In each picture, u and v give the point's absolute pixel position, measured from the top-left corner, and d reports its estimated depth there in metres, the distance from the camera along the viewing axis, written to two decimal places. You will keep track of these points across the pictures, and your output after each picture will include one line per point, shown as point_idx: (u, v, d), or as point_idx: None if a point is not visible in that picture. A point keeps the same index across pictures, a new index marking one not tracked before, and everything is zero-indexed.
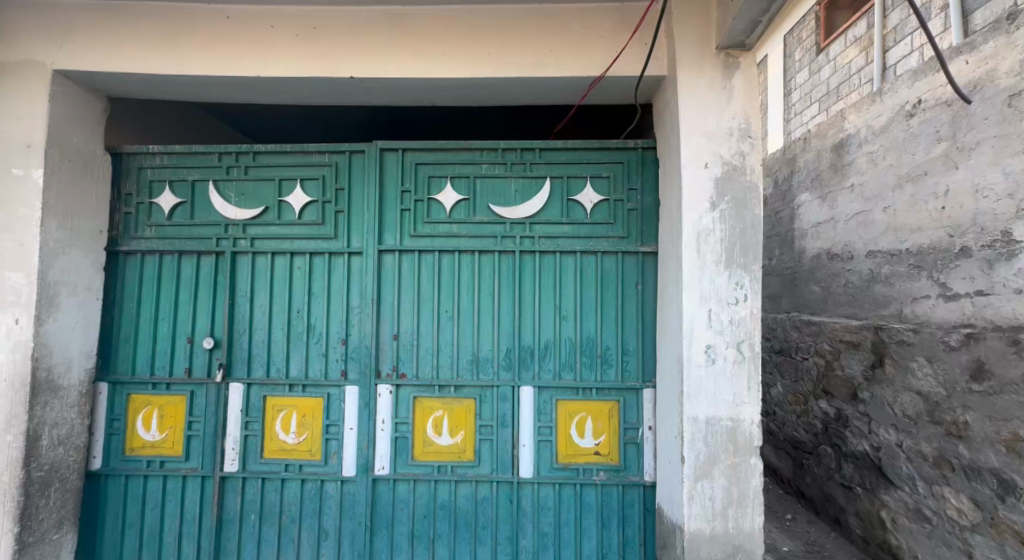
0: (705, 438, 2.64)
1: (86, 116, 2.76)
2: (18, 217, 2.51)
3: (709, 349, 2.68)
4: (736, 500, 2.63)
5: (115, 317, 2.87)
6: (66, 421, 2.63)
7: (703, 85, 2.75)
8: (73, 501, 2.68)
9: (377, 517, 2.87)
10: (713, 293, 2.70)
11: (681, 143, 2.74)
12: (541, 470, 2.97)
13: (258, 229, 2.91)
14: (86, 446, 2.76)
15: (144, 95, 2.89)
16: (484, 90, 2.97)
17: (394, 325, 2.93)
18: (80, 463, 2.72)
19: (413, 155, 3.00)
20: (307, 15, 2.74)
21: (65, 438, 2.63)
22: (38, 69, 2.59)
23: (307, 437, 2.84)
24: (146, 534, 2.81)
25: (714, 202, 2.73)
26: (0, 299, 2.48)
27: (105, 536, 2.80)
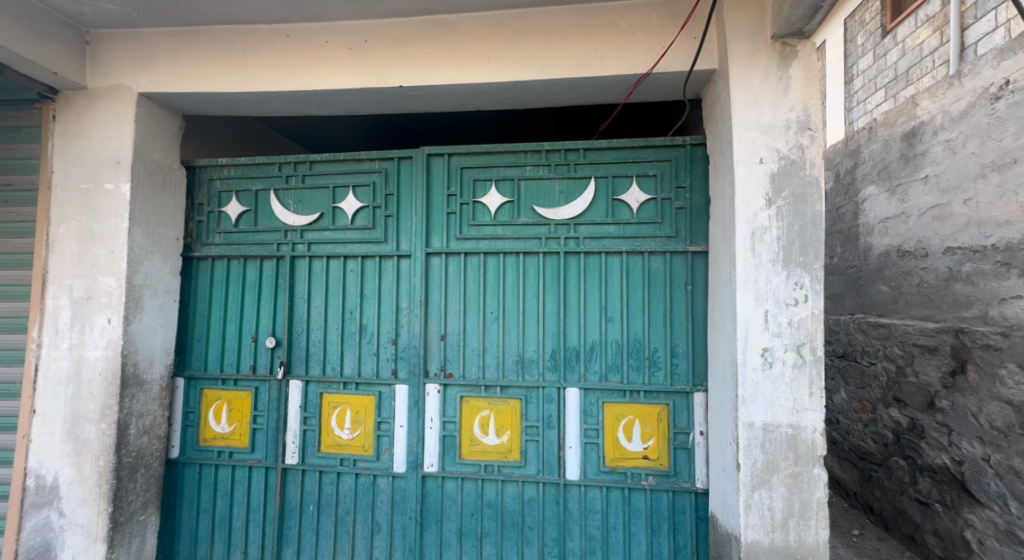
0: (762, 445, 2.54)
1: (166, 133, 3.02)
2: (109, 227, 2.77)
3: (766, 352, 2.57)
4: (798, 511, 2.51)
5: (189, 317, 3.11)
6: (150, 412, 2.88)
7: (758, 77, 2.65)
8: (155, 485, 2.92)
9: (426, 513, 2.95)
10: (769, 294, 2.59)
11: (733, 138, 2.65)
12: (588, 473, 2.95)
13: (315, 234, 3.08)
14: (166, 436, 3.01)
15: (214, 112, 3.13)
16: (529, 92, 3.00)
17: (441, 326, 3.01)
18: (162, 451, 2.97)
19: (458, 159, 3.07)
20: (359, 28, 2.87)
21: (149, 428, 2.88)
22: (125, 92, 2.85)
23: (360, 433, 2.97)
24: (217, 520, 3.01)
25: (770, 198, 2.61)
26: (96, 301, 2.75)
27: (182, 521, 3.03)
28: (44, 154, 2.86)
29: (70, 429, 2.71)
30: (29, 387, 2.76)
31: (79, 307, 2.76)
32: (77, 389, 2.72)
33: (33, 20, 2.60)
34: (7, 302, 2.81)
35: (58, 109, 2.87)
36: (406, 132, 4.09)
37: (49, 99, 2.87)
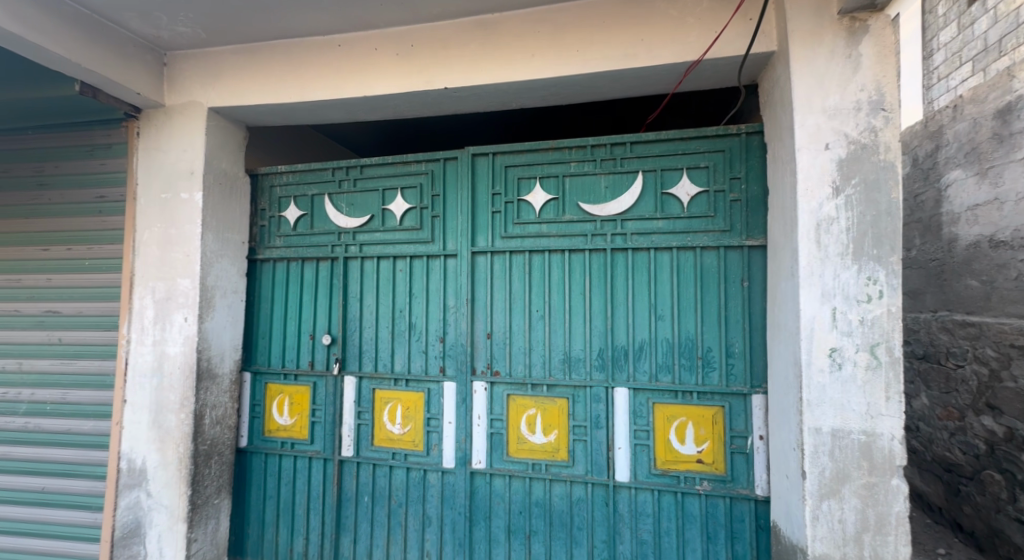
0: (831, 452, 2.37)
1: (233, 144, 3.22)
2: (185, 233, 2.99)
3: (835, 353, 2.39)
4: (874, 525, 2.32)
5: (253, 316, 3.31)
6: (222, 404, 3.09)
7: (823, 56, 2.47)
8: (227, 472, 3.12)
9: (475, 509, 2.98)
10: (837, 290, 2.41)
11: (795, 124, 2.48)
12: (639, 476, 2.88)
13: (366, 235, 3.19)
14: (235, 426, 3.21)
15: (275, 122, 3.31)
16: (574, 87, 2.95)
17: (487, 324, 3.03)
18: (232, 440, 3.18)
19: (502, 158, 3.08)
20: (407, 33, 2.93)
21: (221, 418, 3.09)
22: (197, 107, 3.06)
23: (410, 428, 3.05)
24: (281, 507, 3.18)
25: (838, 186, 2.43)
26: (174, 301, 2.97)
27: (250, 507, 3.22)
28: (129, 168, 3.11)
29: (155, 418, 2.92)
30: (120, 379, 3.00)
31: (161, 306, 2.98)
32: (160, 381, 2.93)
33: (119, 46, 2.84)
34: (99, 302, 3.08)
35: (141, 127, 3.12)
36: (452, 133, 4.16)
37: (134, 118, 3.13)
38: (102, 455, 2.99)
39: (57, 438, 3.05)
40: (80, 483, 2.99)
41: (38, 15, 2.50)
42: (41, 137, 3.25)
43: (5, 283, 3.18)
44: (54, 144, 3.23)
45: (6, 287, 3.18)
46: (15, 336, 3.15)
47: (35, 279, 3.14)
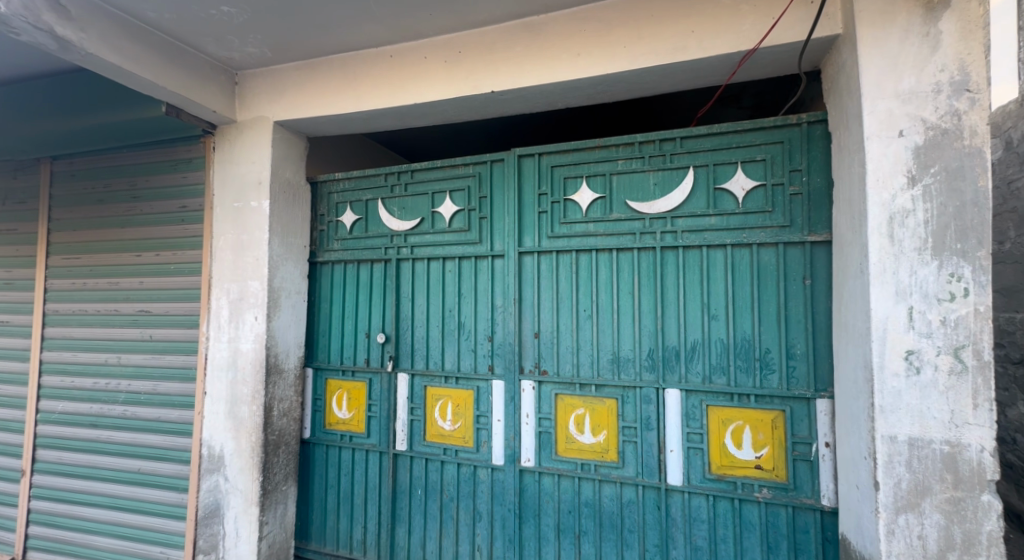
0: (908, 462, 2.21)
1: (295, 154, 3.43)
2: (254, 238, 3.22)
3: (912, 355, 2.23)
4: (959, 544, 2.14)
5: (314, 315, 3.51)
6: (287, 398, 3.30)
7: (895, 37, 2.30)
8: (293, 462, 3.33)
9: (525, 506, 3.02)
10: (914, 288, 2.24)
11: (864, 111, 2.33)
12: (692, 480, 2.80)
13: (416, 238, 3.30)
14: (299, 419, 3.42)
15: (333, 132, 3.49)
16: (622, 83, 2.91)
17: (535, 324, 3.05)
18: (296, 432, 3.38)
19: (548, 158, 3.09)
20: (455, 40, 3.00)
21: (287, 411, 3.30)
22: (263, 121, 3.29)
23: (460, 425, 3.12)
24: (341, 496, 3.36)
25: (914, 176, 2.26)
26: (245, 301, 3.21)
27: (313, 495, 3.42)
28: (207, 180, 3.39)
29: (230, 409, 3.17)
30: (201, 372, 3.28)
31: (235, 306, 3.22)
32: (234, 375, 3.18)
33: (197, 68, 3.11)
34: (182, 303, 3.37)
35: (216, 142, 3.39)
36: (499, 135, 4.21)
37: (210, 134, 3.40)
38: (185, 441, 3.27)
39: (148, 425, 3.36)
40: (168, 466, 3.29)
41: (131, 46, 2.77)
42: (132, 154, 3.60)
43: (103, 285, 3.53)
44: (142, 159, 3.56)
45: (104, 289, 3.53)
46: (111, 333, 3.50)
47: (128, 282, 3.48)
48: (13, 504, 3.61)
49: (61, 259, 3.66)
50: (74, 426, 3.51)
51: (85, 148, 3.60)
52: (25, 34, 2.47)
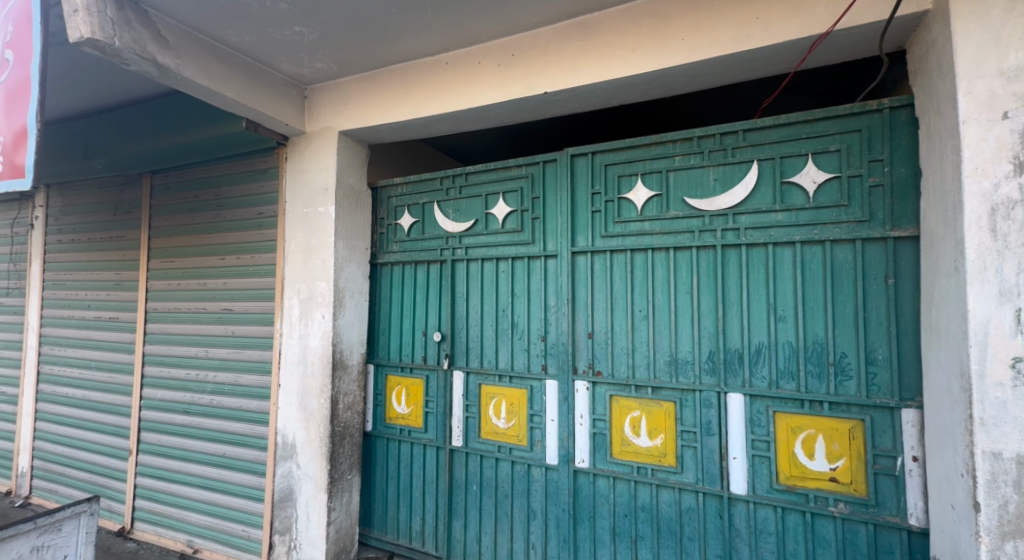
0: (1016, 483, 1.97)
1: (358, 161, 3.62)
2: (322, 241, 3.43)
3: (1019, 364, 1.99)
4: None
5: (376, 314, 3.68)
6: (351, 392, 3.49)
7: (996, 9, 2.07)
8: (357, 452, 3.51)
9: (579, 507, 3.00)
10: (1021, 288, 2.00)
11: (958, 92, 2.11)
12: (758, 490, 2.66)
13: (471, 239, 3.38)
14: (362, 412, 3.60)
15: (393, 139, 3.64)
16: (679, 77, 2.81)
17: (588, 324, 3.03)
18: (360, 425, 3.57)
19: (602, 157, 3.05)
20: (508, 44, 3.03)
21: (351, 405, 3.49)
22: (329, 132, 3.49)
23: (514, 423, 3.16)
24: (401, 488, 3.50)
25: (1022, 162, 2.02)
26: (314, 300, 3.42)
27: (376, 485, 3.59)
28: (280, 188, 3.66)
29: (301, 401, 3.40)
30: (276, 366, 3.55)
31: (305, 305, 3.45)
32: (304, 369, 3.41)
33: (271, 85, 3.35)
34: (260, 302, 3.65)
35: (288, 152, 3.65)
36: (554, 134, 4.21)
37: (283, 146, 3.66)
38: (263, 430, 3.55)
39: (231, 413, 3.68)
40: (249, 451, 3.59)
41: (216, 68, 3.03)
42: (216, 166, 3.94)
43: (194, 286, 3.90)
44: (225, 170, 3.89)
45: (195, 289, 3.90)
46: (201, 329, 3.86)
47: (214, 283, 3.83)
48: (122, 480, 4.07)
49: (160, 262, 4.08)
50: (170, 412, 3.91)
51: (178, 162, 3.99)
52: (132, 63, 2.73)
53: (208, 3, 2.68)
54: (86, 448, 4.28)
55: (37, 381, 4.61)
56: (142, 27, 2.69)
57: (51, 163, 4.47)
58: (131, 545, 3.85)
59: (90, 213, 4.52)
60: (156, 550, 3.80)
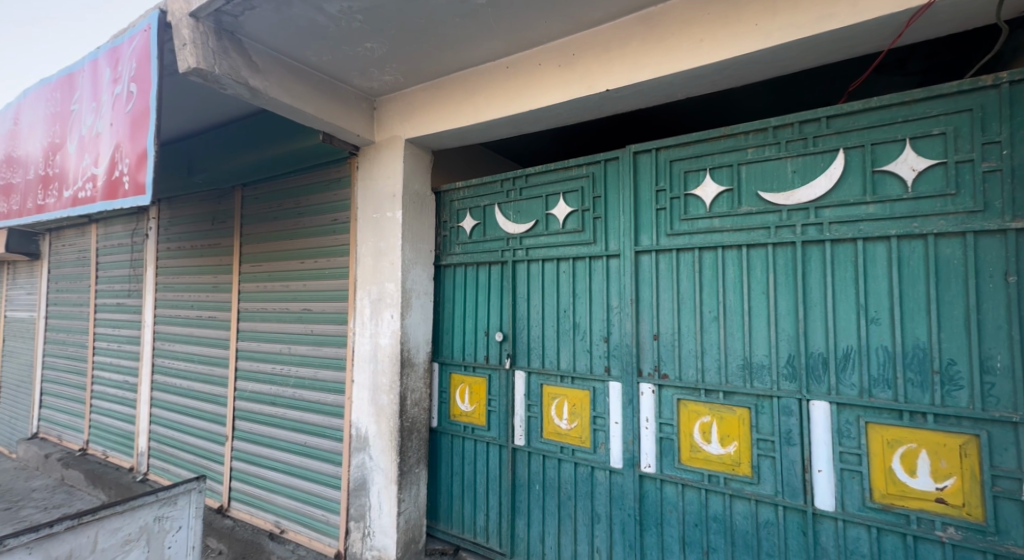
0: None
1: (423, 168, 3.75)
2: (390, 245, 3.59)
3: None
4: None
5: (440, 314, 3.81)
6: (417, 389, 3.63)
7: None
8: (423, 447, 3.65)
9: (645, 513, 2.92)
10: None
11: None
12: (848, 507, 2.45)
13: (531, 240, 3.39)
14: (428, 409, 3.74)
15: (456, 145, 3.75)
16: (748, 65, 2.66)
17: (653, 325, 2.94)
18: (426, 421, 3.70)
19: (667, 152, 2.95)
20: (568, 43, 3.01)
21: (417, 401, 3.63)
22: (396, 140, 3.65)
23: (577, 424, 3.14)
24: (465, 483, 3.59)
25: None
26: (384, 301, 3.59)
27: (442, 479, 3.71)
28: (352, 195, 3.87)
29: (372, 396, 3.59)
30: (350, 363, 3.77)
31: (375, 305, 3.64)
32: (375, 366, 3.59)
33: (345, 99, 3.57)
34: (336, 302, 3.90)
35: (358, 161, 3.86)
36: (615, 131, 4.14)
37: (354, 156, 3.88)
38: (339, 422, 3.79)
39: (311, 406, 3.96)
40: (327, 442, 3.85)
41: (297, 86, 3.27)
42: (294, 177, 4.23)
43: (279, 287, 4.25)
44: (303, 181, 4.18)
45: (280, 291, 4.24)
46: (285, 328, 4.19)
47: (296, 285, 4.14)
48: (221, 463, 4.52)
49: (250, 266, 4.48)
50: (259, 403, 4.28)
51: (264, 175, 4.35)
52: (229, 88, 3.01)
53: (290, 28, 2.92)
54: (191, 433, 4.79)
55: (152, 372, 5.22)
56: (237, 54, 2.96)
57: (164, 179, 5.06)
58: (228, 522, 4.26)
59: (192, 223, 5.04)
60: (248, 528, 4.17)
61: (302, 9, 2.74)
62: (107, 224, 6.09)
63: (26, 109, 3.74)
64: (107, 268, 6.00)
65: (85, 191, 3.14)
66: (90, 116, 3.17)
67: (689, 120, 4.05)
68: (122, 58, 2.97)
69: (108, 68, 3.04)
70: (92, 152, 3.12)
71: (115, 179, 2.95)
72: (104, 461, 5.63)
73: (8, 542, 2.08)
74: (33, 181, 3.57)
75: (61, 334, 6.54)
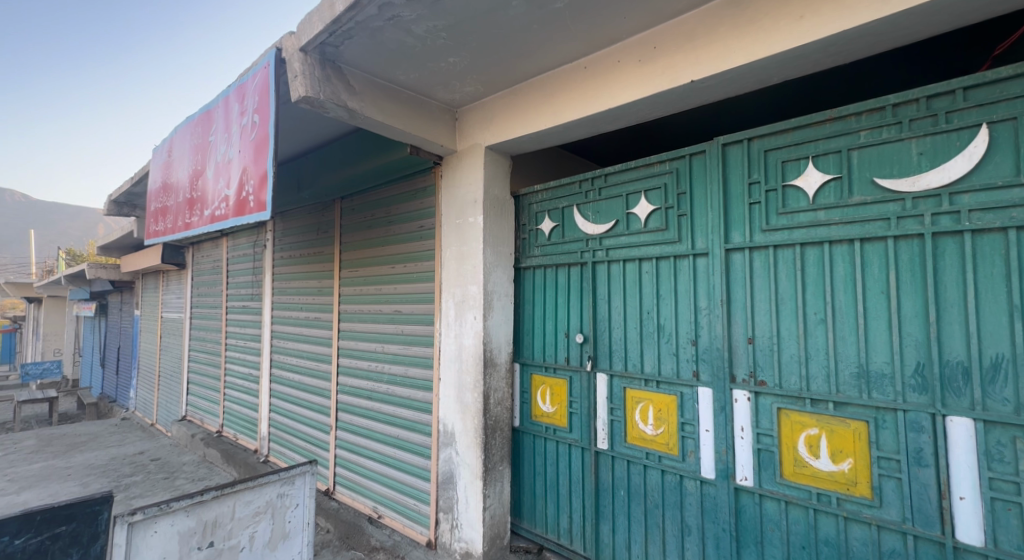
0: None
1: (503, 172, 3.84)
2: (472, 248, 3.71)
3: None
4: None
5: (521, 315, 3.87)
6: (500, 389, 3.72)
7: None
8: (506, 445, 3.74)
9: (742, 529, 2.73)
10: None
11: None
12: (1000, 542, 2.10)
13: (611, 240, 3.33)
14: (510, 408, 3.82)
15: (535, 148, 3.80)
16: (854, 39, 2.38)
17: (748, 327, 2.74)
18: (508, 420, 3.78)
19: (760, 142, 2.73)
20: (649, 37, 2.92)
21: (501, 400, 3.73)
22: (476, 147, 3.77)
23: (663, 430, 3.02)
24: (548, 483, 3.61)
25: None
26: (467, 302, 3.72)
27: (525, 478, 3.76)
28: (436, 203, 4.07)
29: (458, 394, 3.74)
30: (437, 362, 3.96)
31: (459, 307, 3.78)
32: (460, 365, 3.74)
33: (430, 113, 3.77)
34: (424, 304, 4.13)
35: (441, 170, 4.04)
36: (697, 118, 3.94)
37: (438, 165, 4.08)
38: (428, 417, 4.01)
39: (403, 402, 4.23)
40: (416, 435, 4.09)
41: (388, 104, 3.53)
42: (384, 188, 4.55)
43: (373, 291, 4.60)
44: (392, 192, 4.47)
45: (374, 294, 4.59)
46: (379, 328, 4.52)
47: (388, 288, 4.45)
48: (327, 450, 4.99)
49: (348, 272, 4.89)
50: (358, 397, 4.66)
51: (360, 188, 4.73)
52: (331, 111, 3.32)
53: (383, 51, 3.15)
54: (303, 422, 5.34)
55: (272, 367, 5.89)
56: (338, 80, 3.27)
57: (283, 195, 5.71)
58: (334, 504, 4.70)
59: (301, 234, 5.61)
60: (351, 510, 4.57)
61: (392, 33, 2.96)
62: (235, 236, 6.97)
63: (176, 142, 4.43)
64: (236, 275, 6.87)
65: (220, 210, 3.66)
66: (223, 145, 3.68)
67: (784, 103, 3.73)
68: (247, 93, 3.42)
69: (237, 102, 3.51)
70: (225, 176, 3.63)
71: (243, 198, 3.39)
72: (236, 443, 6.46)
73: (171, 505, 2.46)
74: (183, 203, 4.22)
75: (203, 332, 7.59)
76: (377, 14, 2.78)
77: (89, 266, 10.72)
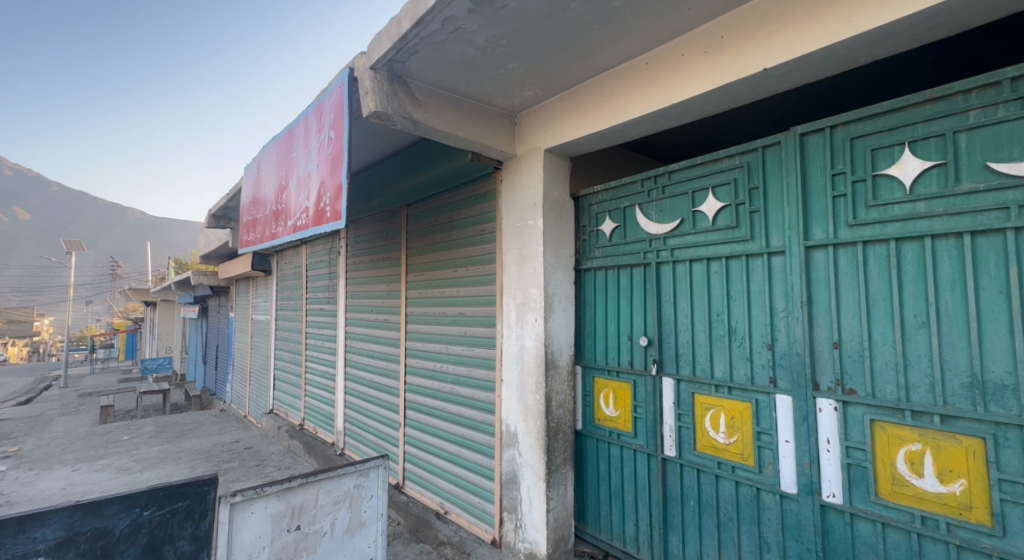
0: None
1: (562, 174, 3.82)
2: (532, 251, 3.72)
3: None
4: None
5: (582, 317, 3.82)
6: (562, 391, 3.70)
7: None
8: (569, 448, 3.71)
9: (830, 550, 2.50)
10: None
11: None
12: None
13: (677, 240, 3.19)
14: (573, 412, 3.78)
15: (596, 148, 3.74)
16: (959, 8, 2.09)
17: (832, 330, 2.51)
18: (571, 423, 3.75)
19: (845, 129, 2.49)
20: (718, 26, 2.75)
21: (563, 403, 3.70)
22: (536, 151, 3.77)
23: (737, 439, 2.84)
24: (613, 488, 3.53)
25: None
26: (529, 305, 3.73)
27: (588, 482, 3.71)
28: (497, 207, 4.13)
29: (520, 396, 3.76)
30: (500, 363, 4.01)
31: (520, 309, 3.80)
32: (522, 367, 3.76)
33: (491, 119, 3.84)
34: (486, 307, 4.20)
35: (502, 174, 4.08)
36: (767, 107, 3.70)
37: (498, 170, 4.12)
38: (490, 418, 4.07)
39: (467, 402, 4.33)
40: (480, 435, 4.17)
41: (451, 114, 3.64)
42: (448, 195, 4.68)
43: (438, 294, 4.76)
44: (455, 197, 4.60)
45: (438, 297, 4.75)
46: (444, 330, 4.66)
47: (451, 291, 4.58)
48: (397, 445, 5.23)
49: (414, 275, 5.09)
50: (424, 396, 4.84)
51: (425, 194, 4.91)
52: (398, 124, 3.48)
53: (446, 63, 3.25)
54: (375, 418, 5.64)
55: (347, 365, 6.27)
56: (404, 94, 3.42)
57: (354, 205, 6.06)
58: (403, 498, 4.93)
59: (372, 240, 5.91)
60: (419, 504, 4.76)
61: (454, 45, 3.04)
62: (314, 243, 7.47)
63: (264, 160, 4.85)
64: (316, 279, 7.36)
65: (302, 221, 3.95)
66: (304, 160, 3.98)
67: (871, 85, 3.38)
68: (324, 110, 3.67)
69: (316, 120, 3.79)
70: (305, 189, 3.92)
71: (321, 208, 3.65)
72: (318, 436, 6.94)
73: (265, 489, 2.70)
74: (270, 215, 4.62)
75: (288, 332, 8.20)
76: (441, 28, 2.87)
77: (192, 274, 11.92)
